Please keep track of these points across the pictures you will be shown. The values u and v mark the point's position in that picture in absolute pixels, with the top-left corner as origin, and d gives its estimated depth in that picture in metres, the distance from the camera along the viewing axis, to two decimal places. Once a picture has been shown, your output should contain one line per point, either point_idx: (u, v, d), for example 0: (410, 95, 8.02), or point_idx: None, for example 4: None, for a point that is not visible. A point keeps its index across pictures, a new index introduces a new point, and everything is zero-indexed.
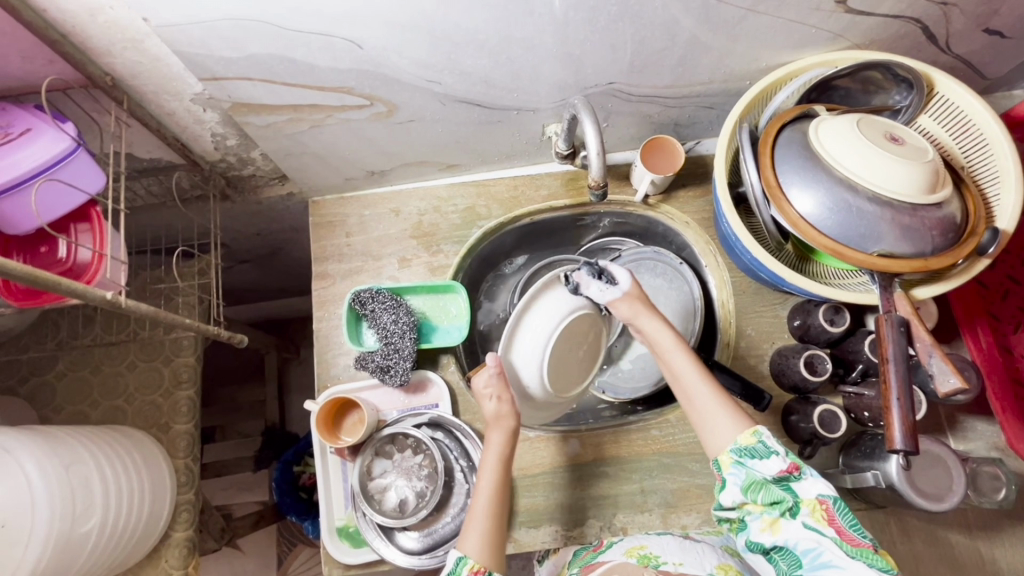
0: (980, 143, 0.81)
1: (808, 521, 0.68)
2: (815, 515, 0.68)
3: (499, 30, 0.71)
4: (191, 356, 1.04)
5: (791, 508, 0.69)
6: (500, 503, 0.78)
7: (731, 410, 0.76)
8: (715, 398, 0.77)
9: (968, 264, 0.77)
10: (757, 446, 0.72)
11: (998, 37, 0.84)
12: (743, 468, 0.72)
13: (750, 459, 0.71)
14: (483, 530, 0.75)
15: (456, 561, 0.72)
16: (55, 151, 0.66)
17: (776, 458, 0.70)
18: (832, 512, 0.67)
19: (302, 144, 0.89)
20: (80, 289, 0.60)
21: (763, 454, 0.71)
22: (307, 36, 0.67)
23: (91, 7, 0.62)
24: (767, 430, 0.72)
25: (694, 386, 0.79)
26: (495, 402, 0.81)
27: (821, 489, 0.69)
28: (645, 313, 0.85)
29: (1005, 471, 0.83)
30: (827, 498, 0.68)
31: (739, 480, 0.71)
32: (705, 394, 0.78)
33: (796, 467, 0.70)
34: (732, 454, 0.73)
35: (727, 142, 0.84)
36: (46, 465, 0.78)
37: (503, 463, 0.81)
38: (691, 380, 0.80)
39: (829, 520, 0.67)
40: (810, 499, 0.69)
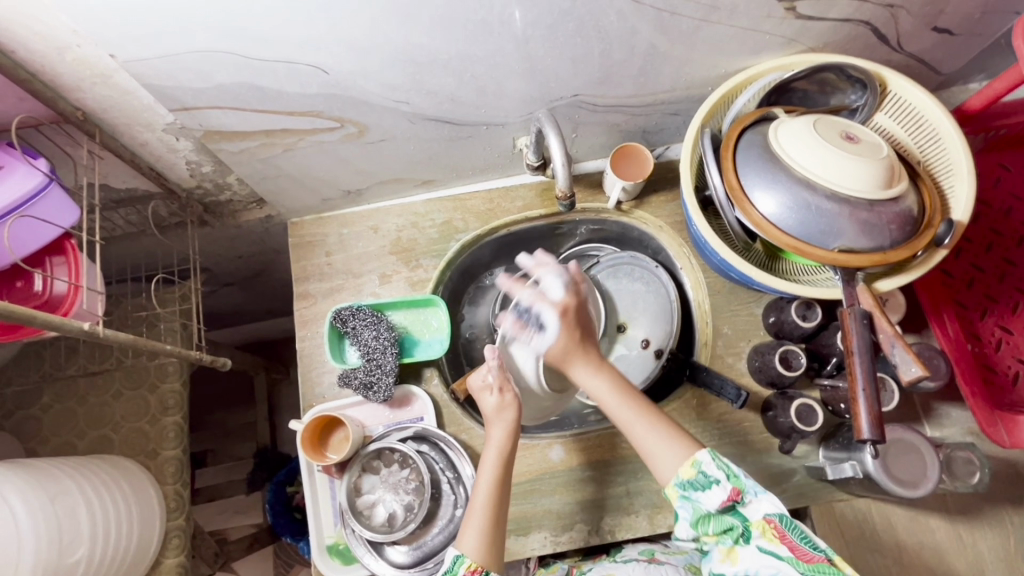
0: (933, 138, 0.84)
1: (761, 544, 0.66)
2: (767, 535, 0.66)
3: (462, 49, 0.73)
4: (177, 381, 1.05)
5: (744, 533, 0.68)
6: (500, 498, 0.78)
7: (674, 443, 0.74)
8: (654, 434, 0.75)
9: (927, 255, 0.79)
10: (697, 477, 0.70)
11: (947, 35, 0.87)
12: (689, 501, 0.70)
13: (694, 492, 0.70)
14: (481, 528, 0.75)
15: (454, 559, 0.73)
16: (27, 187, 0.67)
17: (717, 487, 0.69)
18: (782, 529, 0.66)
19: (277, 167, 0.90)
20: (56, 321, 0.61)
21: (703, 485, 0.70)
22: (273, 65, 0.68)
23: (60, 45, 0.63)
24: (705, 458, 0.70)
25: (630, 423, 0.76)
26: (495, 396, 0.84)
27: (767, 508, 0.67)
28: (573, 359, 0.81)
29: (978, 455, 0.86)
30: (774, 517, 0.67)
31: (688, 514, 0.70)
32: (644, 431, 0.75)
33: (738, 492, 0.68)
34: (676, 488, 0.71)
35: (690, 148, 0.87)
36: (30, 497, 0.78)
37: (504, 459, 0.81)
38: (628, 418, 0.76)
39: (781, 538, 0.66)
40: (757, 520, 0.67)
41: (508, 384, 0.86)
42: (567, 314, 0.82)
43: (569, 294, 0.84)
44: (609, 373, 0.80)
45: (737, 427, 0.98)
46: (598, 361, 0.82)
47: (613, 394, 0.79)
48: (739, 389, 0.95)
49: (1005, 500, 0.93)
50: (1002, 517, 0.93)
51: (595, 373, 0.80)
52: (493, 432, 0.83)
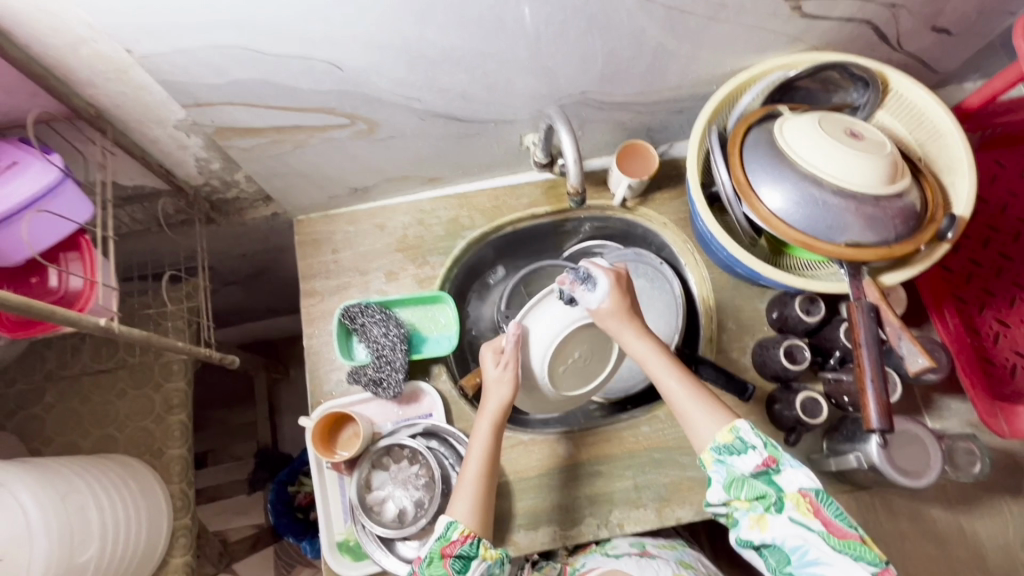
0: (933, 135, 0.86)
1: (794, 515, 0.68)
2: (801, 507, 0.68)
3: (474, 46, 0.73)
4: (182, 379, 1.04)
5: (776, 503, 0.69)
6: (489, 471, 0.81)
7: (713, 411, 0.75)
8: (694, 400, 0.76)
9: (930, 249, 0.81)
10: (734, 442, 0.72)
11: (945, 35, 0.89)
12: (724, 464, 0.72)
13: (729, 456, 0.72)
14: (472, 496, 0.79)
15: (447, 526, 0.77)
16: (41, 183, 0.67)
17: (753, 452, 0.71)
18: (816, 503, 0.67)
19: (286, 164, 0.90)
20: (75, 317, 0.61)
21: (740, 450, 0.71)
22: (289, 60, 0.69)
23: (76, 40, 0.63)
24: (745, 425, 0.72)
25: (671, 387, 0.78)
26: (499, 369, 0.82)
27: (802, 482, 0.69)
28: (619, 327, 0.80)
29: (979, 446, 0.88)
30: (809, 491, 0.68)
31: (722, 477, 0.72)
32: (684, 396, 0.77)
33: (774, 459, 0.70)
34: (712, 453, 0.73)
35: (697, 144, 0.88)
36: (40, 495, 0.78)
37: (496, 432, 0.82)
38: (669, 383, 0.78)
39: (815, 512, 0.67)
40: (793, 493, 0.68)
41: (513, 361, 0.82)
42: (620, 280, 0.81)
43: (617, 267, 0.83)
44: (654, 338, 0.80)
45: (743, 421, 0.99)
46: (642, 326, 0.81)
47: (659, 355, 0.79)
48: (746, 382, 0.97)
49: (1005, 490, 0.95)
50: (1002, 506, 0.95)
51: (640, 337, 0.80)
52: (488, 404, 0.82)
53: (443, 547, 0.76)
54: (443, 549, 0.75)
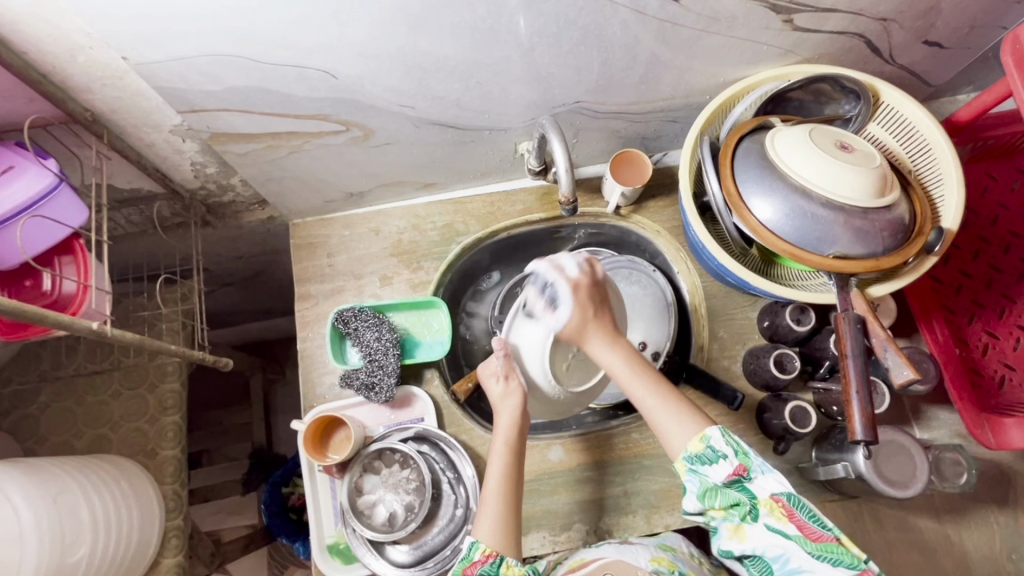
0: (923, 148, 0.86)
1: (768, 523, 0.66)
2: (775, 514, 0.65)
3: (468, 55, 0.74)
4: (176, 381, 1.05)
5: (751, 510, 0.67)
6: (512, 487, 0.80)
7: (685, 417, 0.74)
8: (667, 408, 0.75)
9: (918, 262, 0.82)
10: (705, 452, 0.70)
11: (937, 48, 0.90)
12: (696, 474, 0.71)
13: (701, 466, 0.70)
14: (495, 515, 0.77)
15: (471, 545, 0.74)
16: (37, 188, 0.68)
17: (724, 462, 0.69)
18: (790, 508, 0.65)
19: (282, 168, 0.91)
20: (66, 320, 0.61)
21: (711, 459, 0.70)
22: (283, 68, 0.69)
23: (72, 47, 0.64)
24: (715, 432, 0.70)
25: (642, 397, 0.77)
26: (501, 383, 0.85)
27: (774, 487, 0.66)
28: (585, 336, 0.80)
29: (965, 457, 0.88)
30: (781, 496, 0.65)
31: (696, 487, 0.70)
32: (655, 403, 0.76)
33: (744, 467, 0.67)
34: (685, 462, 0.72)
35: (689, 154, 0.88)
36: (32, 495, 0.79)
37: (513, 447, 0.82)
38: (640, 392, 0.77)
39: (789, 517, 0.65)
40: (765, 499, 0.66)
41: (514, 371, 0.86)
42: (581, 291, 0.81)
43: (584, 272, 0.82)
44: (625, 346, 0.80)
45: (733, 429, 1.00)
46: (613, 334, 0.81)
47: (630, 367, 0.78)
48: (734, 391, 0.97)
49: (992, 501, 0.96)
50: (988, 517, 0.95)
51: (611, 347, 0.79)
52: (500, 425, 0.84)
53: (466, 568, 0.72)
54: (466, 571, 0.72)
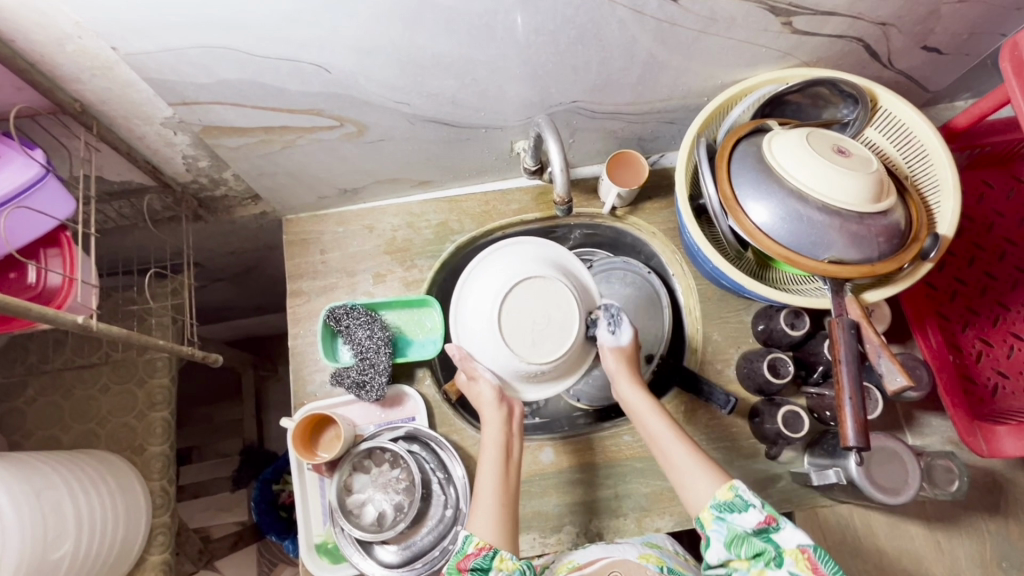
0: (920, 154, 0.86)
1: (793, 571, 0.64)
2: (800, 565, 0.64)
3: (465, 52, 0.73)
4: (166, 376, 1.04)
5: (775, 559, 0.65)
6: (507, 485, 0.80)
7: (708, 471, 0.76)
8: (687, 452, 0.79)
9: (913, 268, 0.82)
10: (735, 499, 0.70)
11: (936, 54, 0.89)
12: (723, 522, 0.70)
13: (730, 514, 0.70)
14: (494, 512, 0.76)
15: (465, 539, 0.73)
16: (23, 178, 0.67)
17: (753, 509, 0.68)
18: (816, 561, 0.63)
19: (275, 163, 0.90)
20: (50, 314, 0.60)
21: (741, 507, 0.70)
22: (276, 62, 0.68)
23: (61, 36, 0.63)
24: (743, 484, 0.71)
25: (661, 438, 0.82)
26: (490, 389, 0.87)
27: (801, 538, 0.65)
28: (619, 373, 0.90)
29: (957, 464, 0.88)
30: (808, 547, 0.64)
31: (722, 534, 0.69)
32: (676, 447, 0.80)
33: (773, 517, 0.67)
34: (712, 510, 0.72)
35: (686, 156, 0.88)
36: (15, 491, 0.78)
37: (504, 448, 0.83)
38: (660, 433, 0.83)
39: (813, 570, 0.63)
40: (792, 548, 0.65)
41: (477, 371, 0.89)
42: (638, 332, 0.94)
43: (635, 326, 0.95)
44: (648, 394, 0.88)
45: (725, 432, 1.00)
46: (639, 385, 0.89)
47: (651, 410, 0.86)
48: (728, 395, 0.95)
49: (982, 508, 0.96)
50: (979, 525, 0.95)
51: (636, 390, 0.88)
52: (488, 431, 0.84)
53: (460, 562, 0.70)
54: (460, 564, 0.70)
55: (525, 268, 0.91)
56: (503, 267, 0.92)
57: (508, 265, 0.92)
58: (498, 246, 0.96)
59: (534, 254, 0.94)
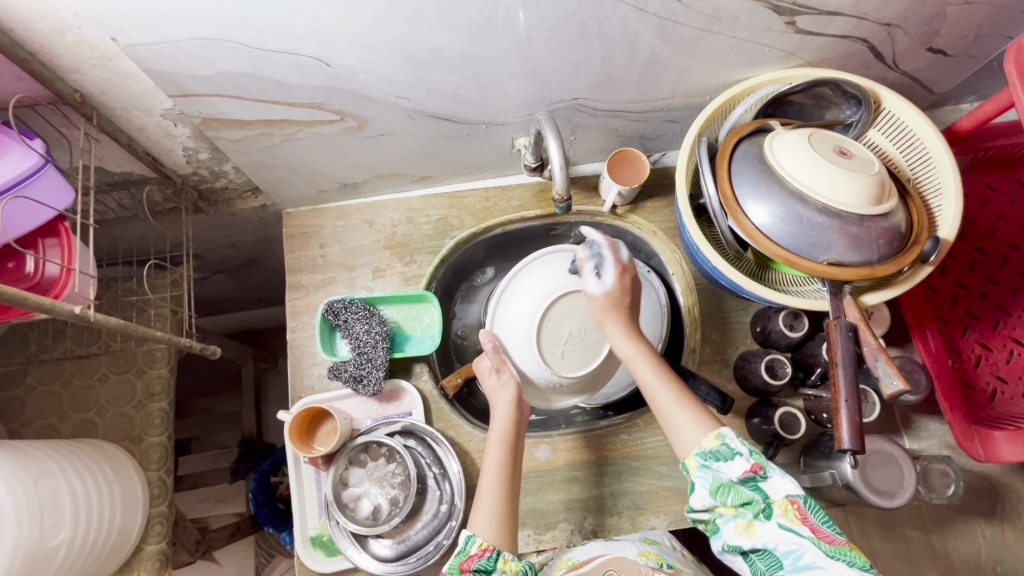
0: (923, 156, 0.85)
1: (782, 522, 0.66)
2: (789, 515, 0.65)
3: (465, 48, 0.73)
4: (165, 367, 1.04)
5: (765, 509, 0.67)
6: (510, 482, 0.80)
7: (699, 419, 0.76)
8: (677, 401, 0.78)
9: (913, 271, 0.81)
10: (721, 448, 0.70)
11: (941, 56, 0.89)
12: (710, 470, 0.70)
13: (716, 462, 0.70)
14: (493, 510, 0.76)
15: (466, 539, 0.72)
16: (22, 168, 0.67)
17: (740, 458, 0.69)
18: (805, 510, 0.65)
19: (275, 157, 0.90)
20: (48, 304, 0.60)
21: (727, 456, 0.70)
22: (276, 55, 0.68)
23: (60, 26, 0.63)
24: (730, 432, 0.71)
25: (653, 387, 0.81)
26: (495, 376, 0.90)
27: (789, 488, 0.66)
28: (607, 318, 0.87)
29: (954, 468, 0.88)
30: (798, 498, 0.66)
31: (707, 483, 0.70)
32: (667, 396, 0.79)
33: (760, 466, 0.68)
34: (698, 458, 0.72)
35: (687, 155, 0.87)
36: (12, 479, 0.78)
37: (509, 440, 0.83)
38: (652, 382, 0.81)
39: (802, 519, 0.65)
40: (781, 499, 0.66)
41: (505, 366, 0.91)
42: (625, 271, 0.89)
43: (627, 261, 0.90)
44: (641, 340, 0.86)
45: None
46: (631, 329, 0.87)
47: (642, 357, 0.84)
48: (723, 395, 0.95)
49: (979, 513, 0.96)
50: (975, 529, 0.95)
51: (627, 338, 0.86)
52: (496, 422, 0.85)
53: (462, 562, 0.70)
54: (463, 564, 0.70)
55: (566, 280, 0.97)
56: (543, 275, 0.98)
57: (546, 274, 0.98)
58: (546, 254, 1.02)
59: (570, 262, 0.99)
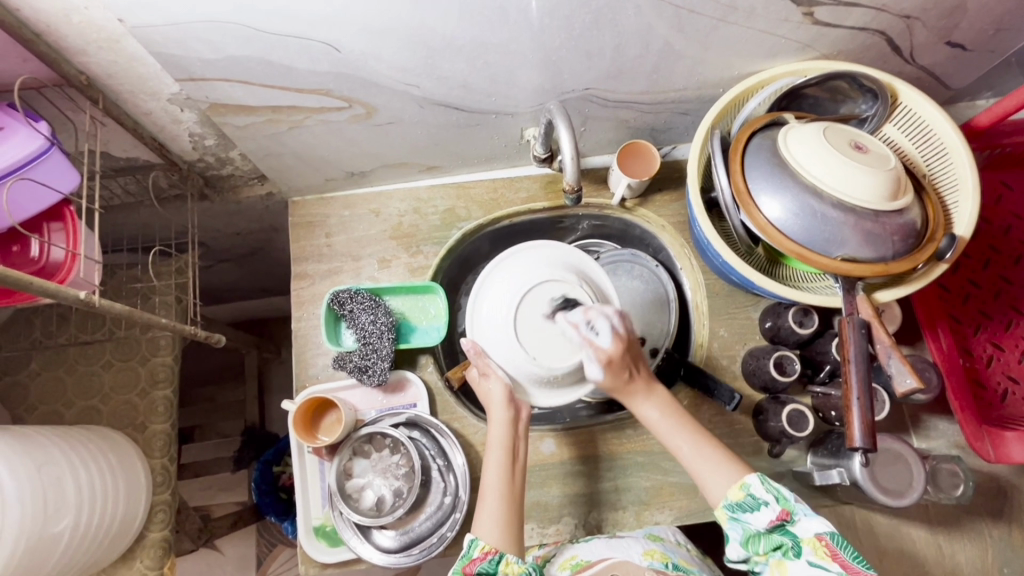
0: (940, 151, 0.84)
1: (812, 560, 0.66)
2: (818, 552, 0.66)
3: (476, 35, 0.72)
4: (169, 355, 1.04)
5: (794, 549, 0.68)
6: (512, 487, 0.79)
7: (722, 465, 0.75)
8: (705, 458, 0.77)
9: (928, 268, 0.80)
10: (746, 499, 0.71)
11: (960, 50, 0.87)
12: (739, 522, 0.72)
13: (743, 513, 0.71)
14: (496, 514, 0.76)
15: (470, 543, 0.74)
16: (28, 151, 0.66)
17: (766, 508, 0.70)
18: (833, 547, 0.65)
19: (282, 144, 0.89)
20: (52, 289, 0.59)
21: (753, 507, 0.71)
22: (285, 40, 0.67)
23: (67, 7, 0.62)
24: (754, 482, 0.71)
25: (680, 448, 0.79)
26: (485, 379, 0.85)
27: (818, 526, 0.67)
28: (621, 392, 0.80)
29: (963, 469, 0.87)
30: (825, 535, 0.66)
31: (738, 534, 0.72)
32: (693, 453, 0.77)
33: (787, 512, 0.68)
34: (726, 510, 0.73)
35: (699, 148, 0.86)
36: (17, 466, 0.78)
37: (508, 444, 0.82)
38: (681, 445, 0.78)
39: (832, 556, 0.65)
40: (809, 538, 0.67)
41: (490, 367, 0.85)
42: (614, 361, 0.78)
43: (616, 342, 0.77)
44: (660, 394, 0.81)
45: (729, 429, 0.99)
46: (649, 384, 0.81)
47: (667, 418, 0.80)
48: (733, 392, 0.94)
49: (986, 514, 0.95)
50: (982, 530, 0.95)
51: (649, 399, 0.80)
52: (493, 428, 0.83)
53: (465, 566, 0.73)
54: (466, 568, 0.72)
55: (549, 273, 0.84)
56: (523, 267, 0.86)
57: (524, 266, 0.87)
58: (534, 241, 0.90)
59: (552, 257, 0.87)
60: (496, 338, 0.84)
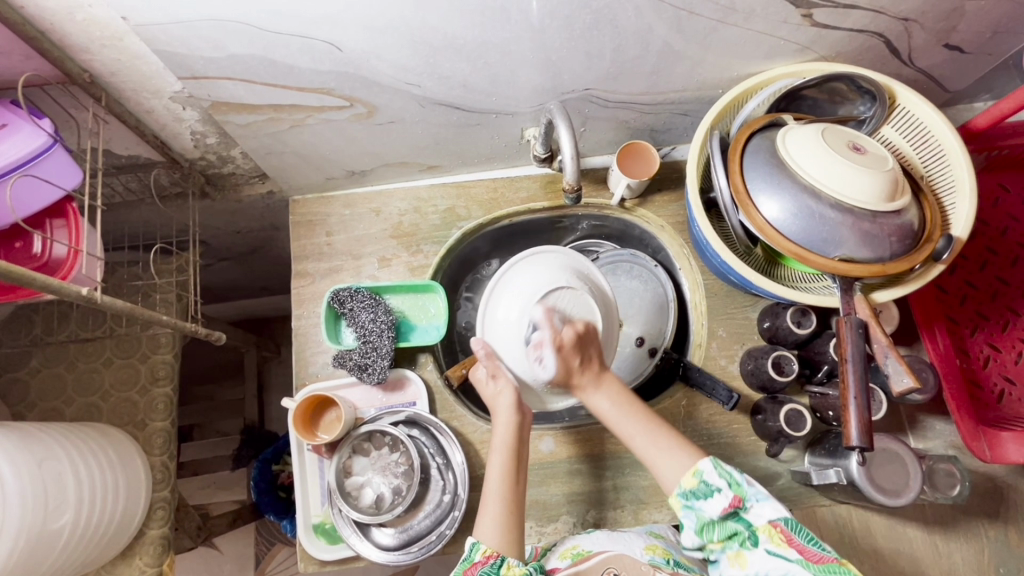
0: (937, 153, 0.84)
1: (769, 548, 0.65)
2: (775, 539, 0.65)
3: (478, 35, 0.72)
4: (169, 353, 1.04)
5: (750, 538, 0.67)
6: (515, 492, 0.79)
7: (676, 451, 0.75)
8: (660, 445, 0.76)
9: (925, 269, 0.81)
10: (699, 486, 0.69)
11: (958, 52, 0.88)
12: (692, 510, 0.70)
13: (696, 501, 0.69)
14: (498, 517, 0.76)
15: (471, 547, 0.73)
16: (31, 147, 0.67)
17: (718, 495, 0.68)
18: (788, 533, 0.65)
19: (283, 142, 0.89)
20: (55, 285, 0.59)
21: (705, 494, 0.69)
22: (287, 38, 0.67)
23: (70, 4, 0.62)
24: (706, 467, 0.70)
25: (632, 435, 0.78)
26: (491, 381, 0.85)
27: (770, 513, 0.66)
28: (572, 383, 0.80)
29: (959, 469, 0.87)
30: (778, 521, 0.65)
31: (692, 522, 0.70)
32: (645, 440, 0.77)
33: (739, 499, 0.67)
34: (679, 498, 0.71)
35: (698, 149, 0.86)
36: (19, 462, 0.78)
37: (513, 448, 0.81)
38: (633, 432, 0.78)
39: (788, 542, 0.65)
40: (763, 525, 0.66)
41: (500, 370, 0.86)
42: (563, 347, 0.79)
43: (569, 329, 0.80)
44: (611, 382, 0.81)
45: (727, 428, 0.99)
46: (600, 372, 0.81)
47: (617, 406, 0.80)
48: (730, 392, 0.94)
49: (983, 514, 0.95)
50: (979, 530, 0.95)
51: (598, 387, 0.81)
52: (498, 430, 0.82)
53: (466, 570, 0.71)
54: (466, 572, 0.70)
55: (552, 277, 0.87)
56: (527, 273, 0.89)
57: (528, 273, 0.89)
58: (537, 251, 0.93)
59: (556, 262, 0.90)
60: (505, 342, 0.86)
